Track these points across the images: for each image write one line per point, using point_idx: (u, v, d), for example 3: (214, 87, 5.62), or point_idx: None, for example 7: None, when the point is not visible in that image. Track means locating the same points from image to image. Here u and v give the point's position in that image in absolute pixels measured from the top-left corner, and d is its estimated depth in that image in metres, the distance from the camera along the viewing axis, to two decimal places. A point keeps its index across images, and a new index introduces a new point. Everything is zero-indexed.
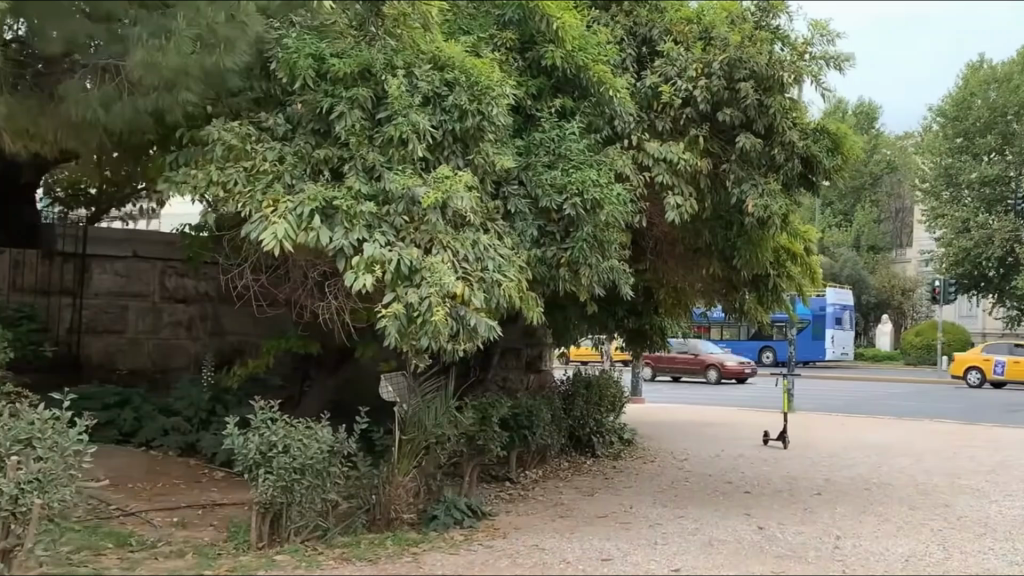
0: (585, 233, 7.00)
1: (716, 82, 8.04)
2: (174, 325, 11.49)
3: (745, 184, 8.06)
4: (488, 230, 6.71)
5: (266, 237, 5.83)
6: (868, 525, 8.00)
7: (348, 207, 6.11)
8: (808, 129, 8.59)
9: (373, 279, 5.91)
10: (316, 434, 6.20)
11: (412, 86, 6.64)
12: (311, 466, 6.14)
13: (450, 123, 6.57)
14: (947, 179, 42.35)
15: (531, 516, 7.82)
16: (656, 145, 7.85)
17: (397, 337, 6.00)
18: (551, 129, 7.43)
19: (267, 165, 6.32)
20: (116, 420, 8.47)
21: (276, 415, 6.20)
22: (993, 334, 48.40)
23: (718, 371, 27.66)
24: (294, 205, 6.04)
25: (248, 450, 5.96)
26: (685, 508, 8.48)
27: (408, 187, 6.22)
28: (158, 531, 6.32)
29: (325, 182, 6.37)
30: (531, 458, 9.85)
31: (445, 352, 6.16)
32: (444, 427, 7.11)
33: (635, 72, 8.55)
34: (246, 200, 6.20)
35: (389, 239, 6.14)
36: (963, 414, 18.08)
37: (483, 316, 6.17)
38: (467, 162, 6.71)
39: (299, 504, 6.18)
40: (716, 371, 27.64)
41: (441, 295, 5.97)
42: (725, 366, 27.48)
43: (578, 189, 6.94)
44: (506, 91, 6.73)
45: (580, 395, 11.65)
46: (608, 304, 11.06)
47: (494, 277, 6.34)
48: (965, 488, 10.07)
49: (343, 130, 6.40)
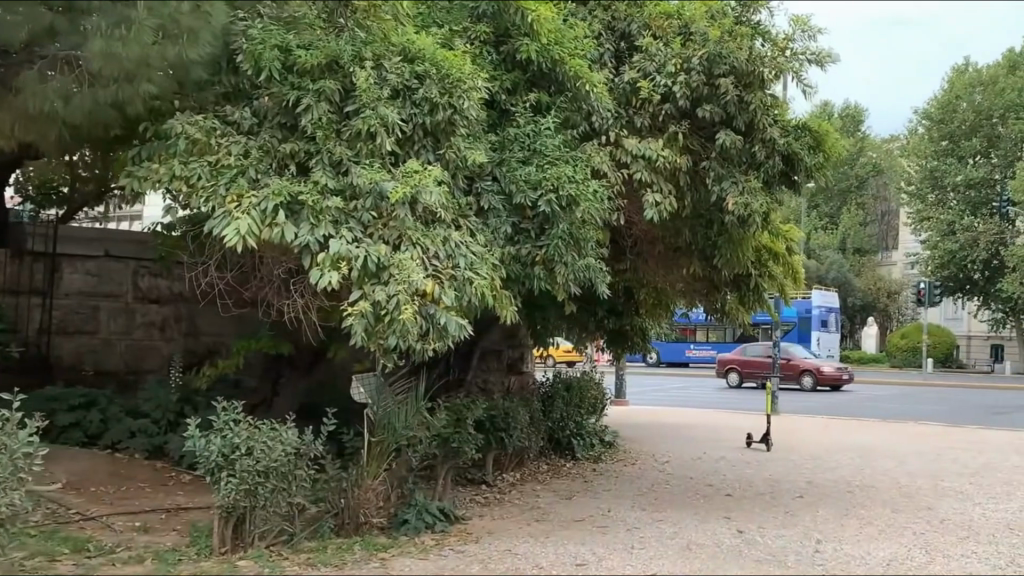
0: (560, 230, 6.83)
1: (696, 78, 7.89)
2: (148, 326, 11.28)
3: (725, 182, 7.88)
4: (459, 227, 6.53)
5: (228, 233, 5.66)
6: (850, 528, 7.84)
7: (314, 202, 5.95)
8: (789, 126, 8.46)
9: (339, 276, 5.75)
10: (281, 436, 6.02)
11: (381, 78, 6.47)
12: (276, 468, 5.97)
13: (420, 117, 6.41)
14: (933, 181, 42.31)
15: (506, 520, 7.65)
16: (635, 142, 7.68)
17: (364, 336, 5.83)
18: (525, 124, 7.27)
19: (231, 159, 6.14)
20: (82, 421, 8.26)
21: (239, 416, 6.04)
22: (978, 337, 48.39)
23: (815, 378, 25.51)
24: (257, 200, 5.89)
25: (210, 453, 5.78)
26: (664, 512, 8.31)
27: (376, 182, 6.05)
28: (118, 536, 6.14)
29: (291, 176, 6.21)
30: (508, 460, 9.68)
31: (414, 352, 5.97)
32: (414, 429, 6.96)
33: (613, 67, 8.40)
34: (209, 195, 6.02)
35: (357, 235, 5.98)
36: (947, 417, 17.98)
37: (453, 315, 5.99)
38: (438, 157, 6.53)
39: (263, 508, 6.01)
40: (812, 379, 25.48)
41: (410, 293, 5.80)
42: (816, 372, 25.34)
43: (553, 186, 6.79)
44: (478, 84, 6.58)
45: (560, 397, 11.47)
46: (588, 304, 10.90)
47: (466, 274, 6.16)
48: (949, 490, 9.94)
49: (309, 124, 6.23)
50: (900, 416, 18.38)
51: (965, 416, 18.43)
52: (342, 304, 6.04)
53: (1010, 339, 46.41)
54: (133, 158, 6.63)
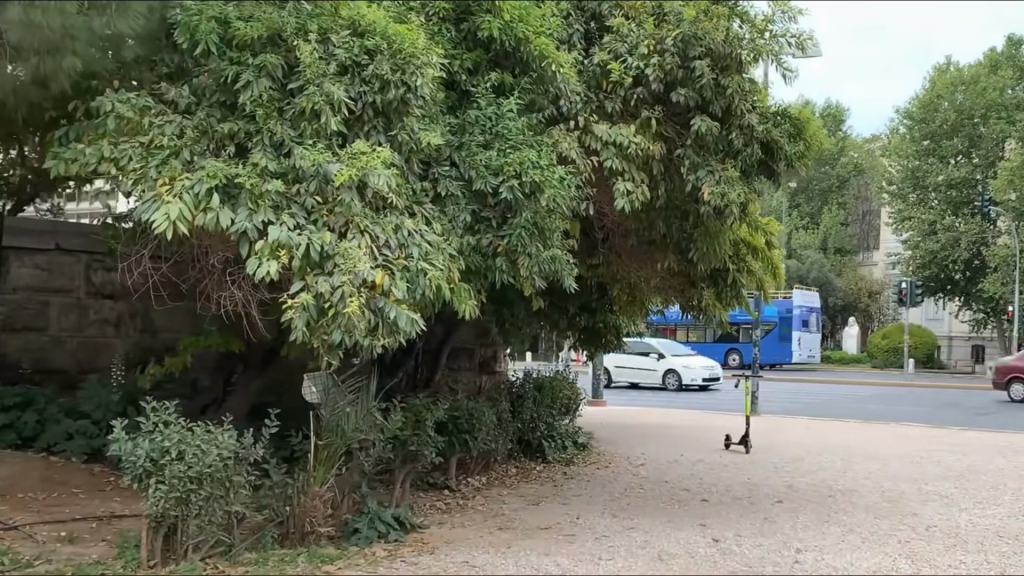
0: (524, 219, 6.38)
1: (669, 60, 7.42)
2: (101, 323, 10.18)
3: (700, 170, 7.40)
4: (413, 214, 6.08)
5: (158, 218, 5.20)
6: (832, 537, 7.42)
7: (252, 185, 5.48)
8: (768, 113, 8.04)
9: (278, 266, 5.30)
10: (217, 438, 5.55)
11: (329, 54, 5.98)
12: (210, 474, 5.49)
13: (370, 95, 5.92)
14: (914, 181, 41.92)
15: (467, 528, 7.19)
16: (605, 127, 7.26)
17: (305, 330, 5.38)
18: (487, 106, 6.81)
19: (163, 138, 5.67)
20: (16, 423, 7.77)
21: (172, 418, 5.57)
22: (959, 338, 48.20)
23: None
24: (191, 183, 5.42)
25: (137, 458, 5.29)
26: (635, 519, 7.85)
27: (319, 163, 5.59)
28: (39, 548, 5.67)
29: (228, 158, 5.75)
30: (473, 464, 9.22)
31: (362, 349, 5.48)
32: (365, 431, 6.53)
33: (582, 49, 7.98)
34: (139, 178, 5.56)
35: (299, 222, 5.52)
36: (931, 420, 17.58)
37: (404, 308, 5.52)
38: (390, 139, 6.07)
39: (197, 518, 5.52)
40: None
41: (356, 285, 5.36)
42: None
43: (516, 171, 6.35)
44: (433, 61, 6.10)
45: (530, 398, 11.01)
46: (558, 300, 10.46)
47: (420, 265, 5.70)
48: (933, 495, 9.54)
49: (247, 102, 5.75)
50: (881, 417, 17.98)
51: (948, 417, 18.05)
52: (283, 297, 5.60)
53: (992, 339, 46.20)
54: (61, 137, 6.19)
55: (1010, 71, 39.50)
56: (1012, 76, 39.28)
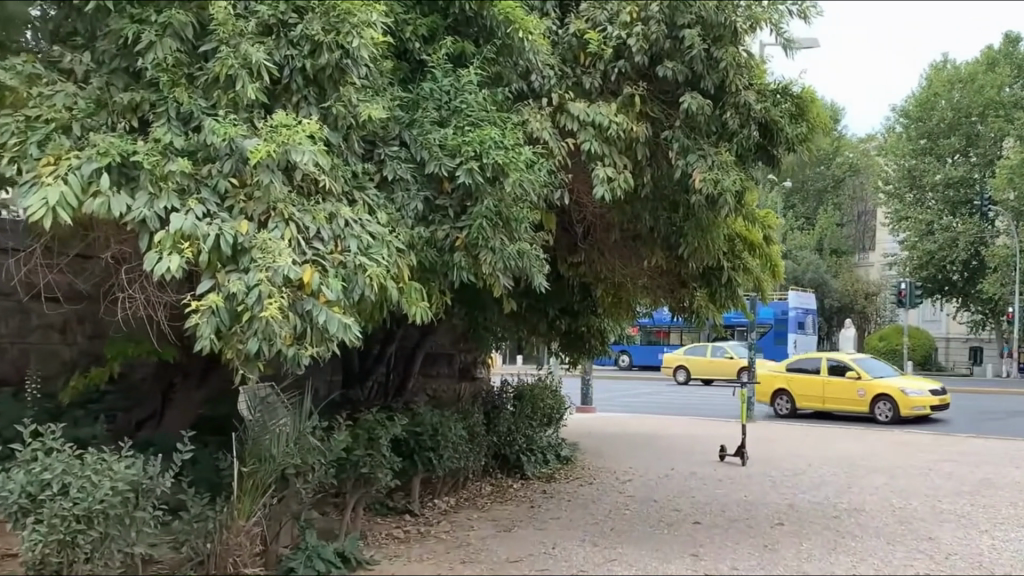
0: (484, 207, 5.47)
1: (655, 29, 6.45)
2: (45, 329, 8.58)
3: (691, 155, 6.48)
4: (352, 201, 5.19)
5: (32, 204, 4.31)
6: (843, 568, 6.52)
7: (152, 165, 4.56)
8: (765, 91, 7.09)
9: (181, 261, 4.36)
10: (113, 468, 4.67)
11: (249, 11, 5.08)
12: (102, 512, 4.60)
13: (298, 60, 5.02)
14: (910, 181, 40.87)
15: (425, 563, 6.28)
16: (583, 106, 6.36)
17: (215, 340, 4.44)
18: (443, 76, 5.88)
19: (50, 110, 4.80)
20: None
21: (58, 445, 4.82)
22: (957, 340, 47.37)
23: None
24: (78, 162, 4.52)
25: (10, 493, 4.58)
26: (618, 548, 6.94)
27: (232, 139, 4.67)
28: None
29: (128, 134, 4.86)
30: (440, 483, 8.34)
31: (285, 359, 4.54)
32: (302, 455, 5.61)
33: (557, 19, 7.09)
34: (20, 157, 4.70)
35: (209, 208, 4.63)
36: (930, 426, 16.63)
37: (336, 312, 4.62)
38: (322, 113, 5.17)
39: (88, 562, 4.68)
40: None
41: (276, 284, 4.44)
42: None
43: (475, 152, 5.43)
44: (374, 20, 5.19)
45: (507, 410, 10.09)
46: (535, 302, 9.56)
47: (358, 259, 4.81)
48: (950, 515, 8.63)
49: (150, 67, 4.82)
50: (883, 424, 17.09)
51: (947, 423, 17.13)
52: (190, 298, 4.69)
53: (988, 339, 45.36)
54: None
55: (1009, 69, 39.00)
56: (1009, 75, 38.38)
